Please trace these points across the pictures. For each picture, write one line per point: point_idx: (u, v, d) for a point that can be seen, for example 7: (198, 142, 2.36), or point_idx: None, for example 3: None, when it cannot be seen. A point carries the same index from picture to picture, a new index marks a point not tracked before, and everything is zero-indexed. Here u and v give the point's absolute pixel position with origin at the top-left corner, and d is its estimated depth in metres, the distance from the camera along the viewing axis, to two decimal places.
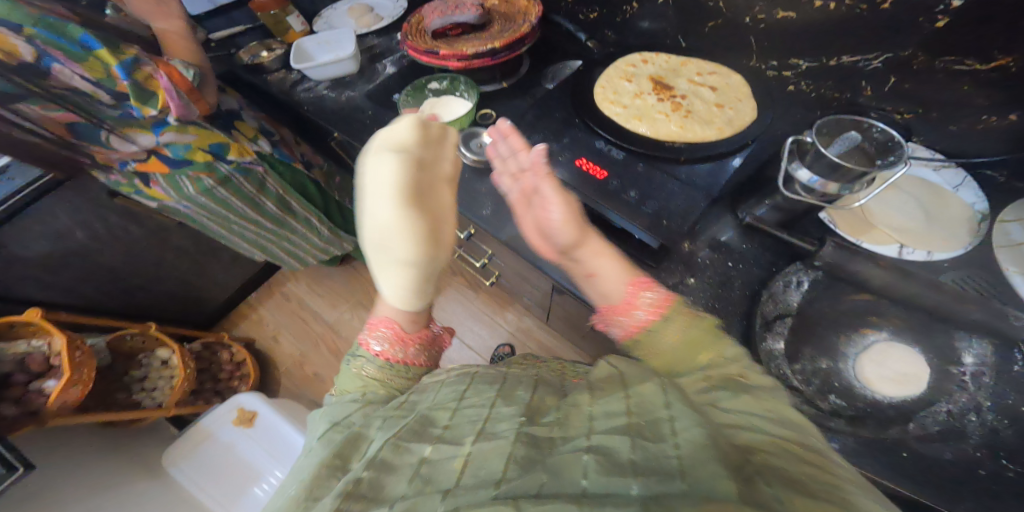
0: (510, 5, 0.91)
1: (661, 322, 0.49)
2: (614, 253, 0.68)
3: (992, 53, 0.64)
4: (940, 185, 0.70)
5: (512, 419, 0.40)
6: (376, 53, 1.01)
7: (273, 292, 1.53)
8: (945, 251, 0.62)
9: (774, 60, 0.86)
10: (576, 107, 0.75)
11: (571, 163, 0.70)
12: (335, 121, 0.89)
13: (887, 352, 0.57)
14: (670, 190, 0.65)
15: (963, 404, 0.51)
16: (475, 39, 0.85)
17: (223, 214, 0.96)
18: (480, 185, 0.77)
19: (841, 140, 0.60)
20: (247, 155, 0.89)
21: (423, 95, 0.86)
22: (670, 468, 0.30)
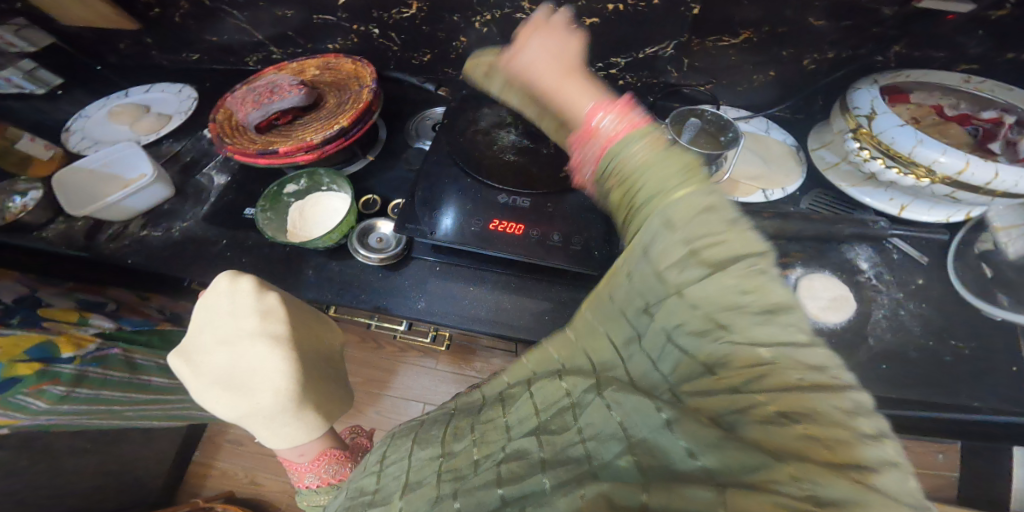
0: (335, 73, 0.81)
1: (622, 146, 0.38)
2: (562, 290, 0.69)
3: (738, 28, 0.78)
4: (756, 132, 0.85)
5: (434, 462, 0.36)
6: (190, 162, 0.81)
7: (219, 444, 1.20)
8: (792, 182, 0.77)
9: (599, 62, 0.91)
10: (462, 165, 0.72)
11: (486, 229, 0.66)
12: (177, 264, 0.69)
13: (812, 285, 0.65)
14: (591, 217, 0.67)
15: (890, 304, 0.64)
16: (314, 121, 0.74)
17: (102, 412, 0.68)
18: (398, 281, 0.70)
19: (688, 129, 0.74)
20: (89, 342, 0.61)
21: (282, 202, 0.72)
22: (582, 468, 0.29)
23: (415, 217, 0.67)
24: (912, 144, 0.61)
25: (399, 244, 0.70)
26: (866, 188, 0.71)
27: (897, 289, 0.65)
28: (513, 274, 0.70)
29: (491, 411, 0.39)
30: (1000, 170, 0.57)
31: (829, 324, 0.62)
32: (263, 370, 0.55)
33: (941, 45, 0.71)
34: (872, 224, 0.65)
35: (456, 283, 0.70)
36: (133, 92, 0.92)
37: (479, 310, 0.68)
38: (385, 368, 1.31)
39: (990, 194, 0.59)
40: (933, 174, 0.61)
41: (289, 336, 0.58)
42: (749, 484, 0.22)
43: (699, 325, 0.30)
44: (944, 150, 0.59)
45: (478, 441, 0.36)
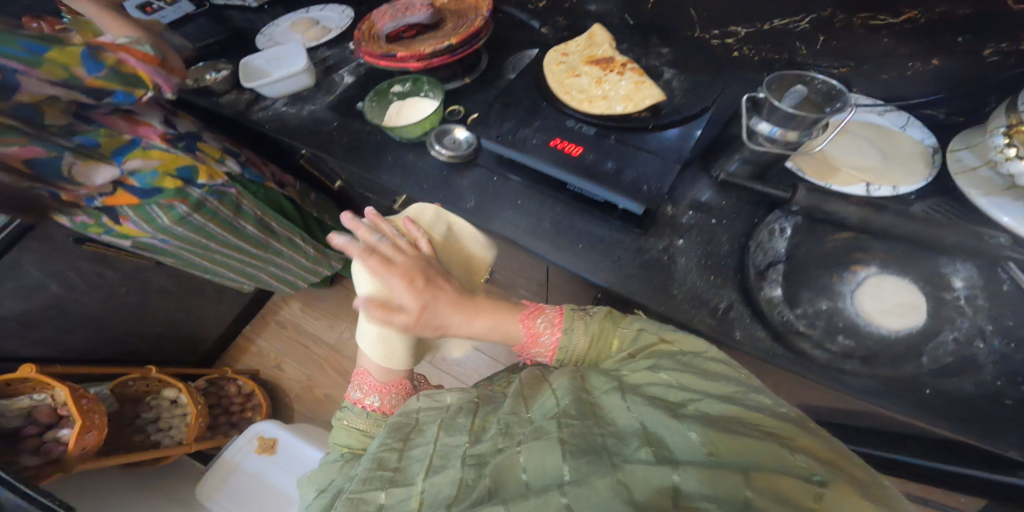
0: (459, 4, 0.90)
1: (568, 338, 0.59)
2: (602, 226, 0.69)
3: (902, 7, 0.69)
4: (888, 126, 0.71)
5: (461, 440, 0.47)
6: (331, 66, 0.98)
7: (267, 322, 1.50)
8: (909, 184, 0.64)
9: (716, 28, 0.85)
10: (541, 92, 0.73)
11: (545, 144, 0.67)
12: (299, 135, 0.86)
13: (877, 286, 0.60)
14: (648, 155, 0.63)
15: (969, 330, 0.55)
16: (431, 37, 0.84)
17: (205, 241, 0.91)
18: (456, 180, 0.75)
19: (791, 94, 0.62)
20: (218, 178, 0.84)
21: (387, 99, 0.84)
22: (590, 453, 0.36)
23: (485, 123, 0.70)
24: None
25: (471, 149, 0.76)
26: (1001, 200, 0.59)
27: (986, 319, 0.56)
28: (560, 199, 0.71)
29: (514, 408, 0.49)
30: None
31: (883, 329, 0.57)
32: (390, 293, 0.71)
33: None
34: (987, 238, 0.57)
35: (505, 196, 0.74)
36: (312, 10, 1.12)
37: (514, 224, 0.71)
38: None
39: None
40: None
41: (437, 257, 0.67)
42: (761, 468, 0.31)
43: (675, 375, 0.45)
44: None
45: (502, 433, 0.45)
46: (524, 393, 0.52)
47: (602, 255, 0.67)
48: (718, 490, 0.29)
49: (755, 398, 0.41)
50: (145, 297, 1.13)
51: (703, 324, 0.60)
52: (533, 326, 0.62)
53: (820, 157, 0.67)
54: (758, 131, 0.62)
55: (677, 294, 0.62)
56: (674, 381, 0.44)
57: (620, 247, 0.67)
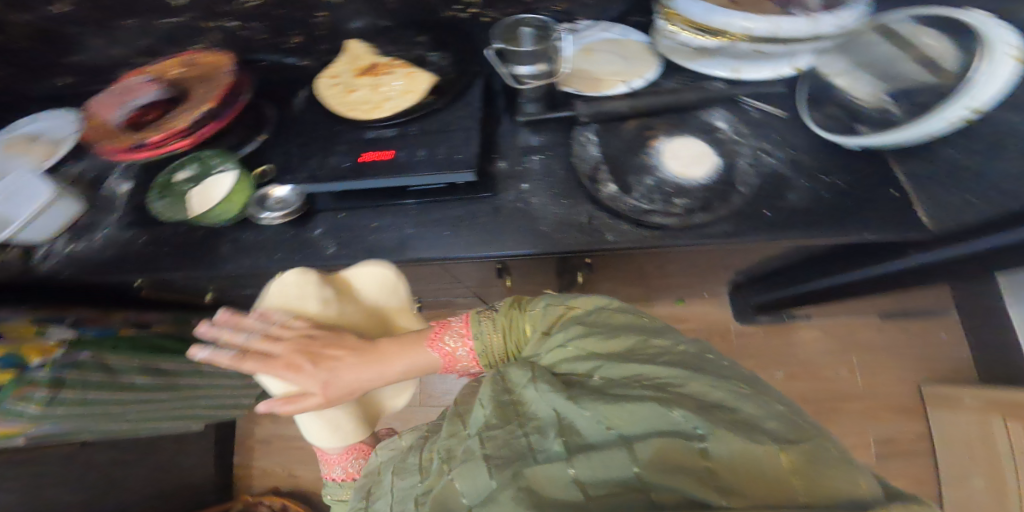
0: (196, 67, 0.86)
1: (478, 332, 0.67)
2: (457, 208, 0.74)
3: None
4: (617, 37, 0.81)
5: (415, 478, 0.52)
6: (94, 179, 0.88)
7: (251, 447, 1.41)
8: (650, 69, 0.76)
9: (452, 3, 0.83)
10: (329, 118, 0.73)
11: (358, 164, 0.67)
12: (113, 268, 0.77)
13: (672, 148, 0.70)
14: (452, 129, 0.67)
15: (754, 154, 0.68)
16: (182, 109, 0.80)
17: (100, 412, 0.80)
18: (304, 233, 0.76)
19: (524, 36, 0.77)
20: (53, 350, 0.74)
21: (177, 187, 0.82)
22: (488, 462, 0.39)
23: (292, 170, 0.69)
24: (704, 13, 0.63)
25: (298, 195, 0.76)
26: (703, 61, 0.71)
27: (756, 138, 0.69)
28: (407, 204, 0.75)
29: (452, 429, 0.52)
30: (779, 21, 0.58)
31: (696, 179, 0.67)
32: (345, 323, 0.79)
33: None
34: (711, 87, 0.71)
35: (362, 223, 0.77)
36: (21, 127, 0.96)
37: (383, 244, 0.74)
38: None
39: (785, 43, 0.61)
40: (732, 35, 0.62)
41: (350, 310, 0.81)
42: (663, 435, 0.33)
43: (619, 367, 0.44)
44: (731, 12, 0.60)
45: (440, 455, 0.49)
46: (458, 416, 0.54)
47: (472, 231, 0.73)
48: (606, 471, 0.33)
49: (649, 349, 0.45)
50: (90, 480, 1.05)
51: (575, 241, 0.68)
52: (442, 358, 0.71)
53: (584, 76, 0.77)
54: (521, 74, 0.74)
55: (548, 230, 0.70)
56: (587, 347, 0.48)
57: (481, 217, 0.73)
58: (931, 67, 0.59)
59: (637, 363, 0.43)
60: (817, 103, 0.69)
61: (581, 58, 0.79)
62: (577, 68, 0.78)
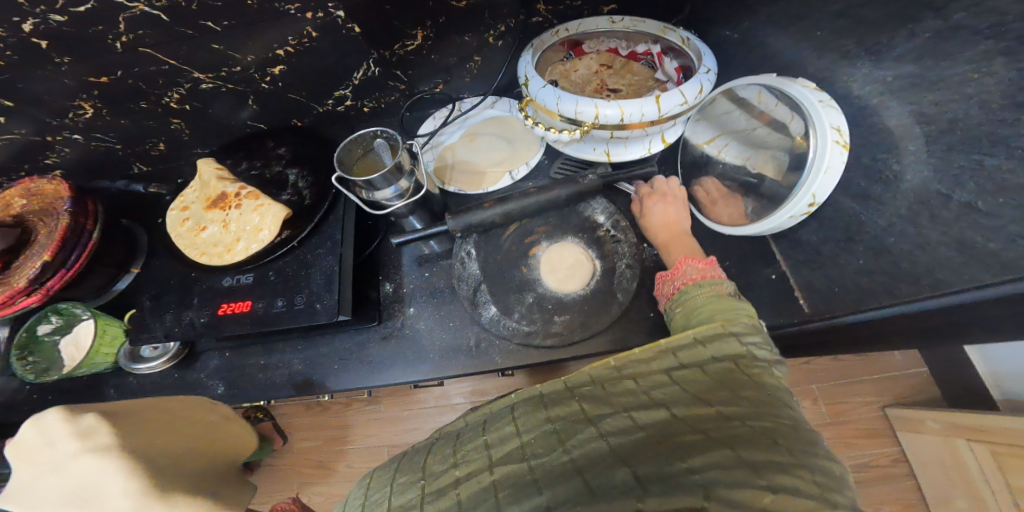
0: (40, 198, 0.69)
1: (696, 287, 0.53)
2: (350, 335, 0.73)
3: (408, 31, 0.67)
4: (503, 114, 0.81)
5: (415, 486, 0.39)
6: None
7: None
8: (534, 153, 0.75)
9: (329, 99, 0.78)
10: (183, 261, 0.67)
11: (215, 318, 0.63)
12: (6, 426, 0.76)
13: (552, 257, 0.67)
14: (314, 268, 0.64)
15: (632, 253, 0.64)
16: (21, 260, 0.64)
17: None
18: (194, 375, 0.75)
19: (383, 150, 0.65)
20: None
21: (47, 340, 0.74)
22: (535, 479, 0.35)
23: (145, 327, 0.64)
24: (554, 102, 0.54)
25: (179, 346, 0.74)
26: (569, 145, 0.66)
27: (635, 234, 0.65)
28: (293, 337, 0.73)
29: (470, 435, 0.43)
30: (624, 105, 0.52)
31: (573, 291, 0.65)
32: (99, 491, 0.53)
33: None
34: (581, 179, 0.64)
35: (250, 361, 0.75)
36: None
37: (274, 382, 0.73)
38: (335, 425, 1.38)
39: (638, 127, 0.55)
40: (586, 124, 0.55)
41: (121, 441, 0.56)
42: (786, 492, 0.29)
43: (703, 378, 0.40)
44: (577, 99, 0.53)
45: (458, 462, 0.40)
46: (482, 420, 0.45)
47: (357, 363, 0.71)
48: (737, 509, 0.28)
49: (753, 376, 0.40)
50: None
51: (456, 365, 0.67)
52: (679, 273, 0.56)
53: (468, 169, 0.77)
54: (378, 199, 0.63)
55: (434, 355, 0.69)
56: (684, 367, 0.41)
57: (368, 345, 0.72)
58: (784, 130, 0.55)
59: (725, 369, 0.41)
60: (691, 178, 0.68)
61: (466, 144, 0.79)
62: (463, 158, 0.78)
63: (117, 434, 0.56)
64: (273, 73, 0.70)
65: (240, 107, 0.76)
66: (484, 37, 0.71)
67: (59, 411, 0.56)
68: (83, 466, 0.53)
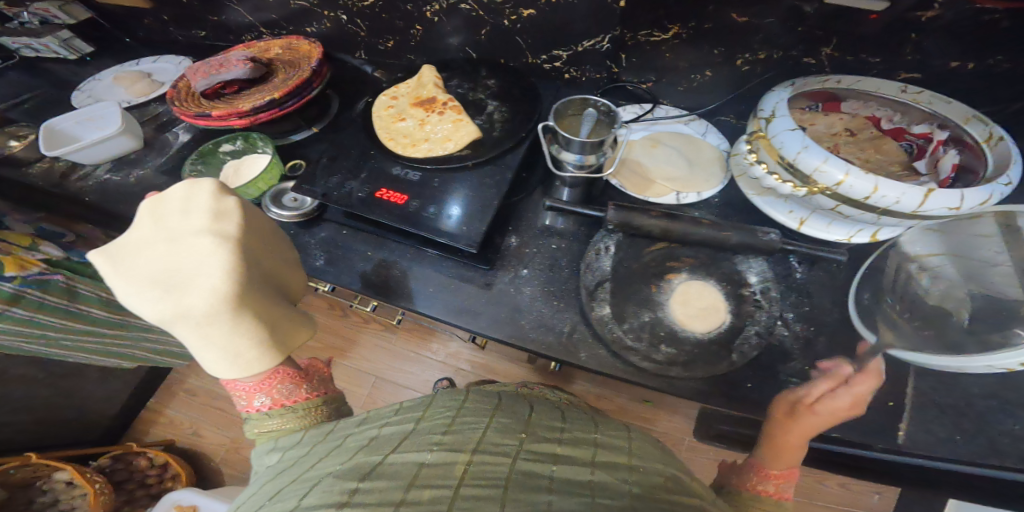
0: (290, 57, 0.89)
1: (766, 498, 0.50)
2: (459, 268, 0.74)
3: (666, 23, 0.74)
4: (692, 134, 0.81)
5: (515, 435, 0.44)
6: (165, 123, 0.93)
7: (175, 393, 1.17)
8: (711, 188, 0.74)
9: (543, 54, 0.89)
10: (370, 139, 0.74)
11: (371, 196, 0.68)
12: (132, 206, 0.80)
13: (689, 291, 0.65)
14: (473, 195, 0.67)
15: (768, 321, 0.60)
16: (257, 93, 0.81)
17: (38, 336, 0.75)
18: (309, 237, 0.78)
19: (585, 120, 0.67)
20: (33, 266, 0.71)
21: (217, 157, 0.79)
22: (622, 496, 0.37)
23: (311, 180, 0.70)
24: (797, 150, 0.55)
25: (316, 206, 0.78)
26: (768, 198, 0.64)
27: (784, 307, 0.61)
28: (408, 245, 0.76)
29: (577, 430, 0.49)
30: (880, 182, 0.50)
31: (698, 333, 0.61)
32: (201, 267, 0.58)
33: (877, 50, 0.62)
34: (761, 235, 0.61)
35: (357, 248, 0.77)
36: (142, 62, 1.07)
37: (368, 278, 0.74)
38: (346, 335, 1.39)
39: (874, 212, 0.52)
40: (818, 185, 0.54)
41: (233, 239, 0.60)
42: None
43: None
44: (826, 157, 0.52)
45: (563, 442, 0.45)
46: (586, 422, 0.52)
47: (453, 296, 0.72)
48: None
49: None
50: None
51: (540, 340, 0.67)
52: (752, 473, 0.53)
53: (638, 172, 0.76)
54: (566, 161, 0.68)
55: (527, 324, 0.68)
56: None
57: (469, 284, 0.72)
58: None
59: None
60: (865, 279, 0.61)
61: (646, 147, 0.80)
62: (638, 159, 0.78)
63: (239, 223, 0.62)
64: (521, 14, 0.83)
65: (467, 32, 0.92)
66: (734, 57, 0.74)
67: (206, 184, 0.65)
68: (200, 239, 0.59)
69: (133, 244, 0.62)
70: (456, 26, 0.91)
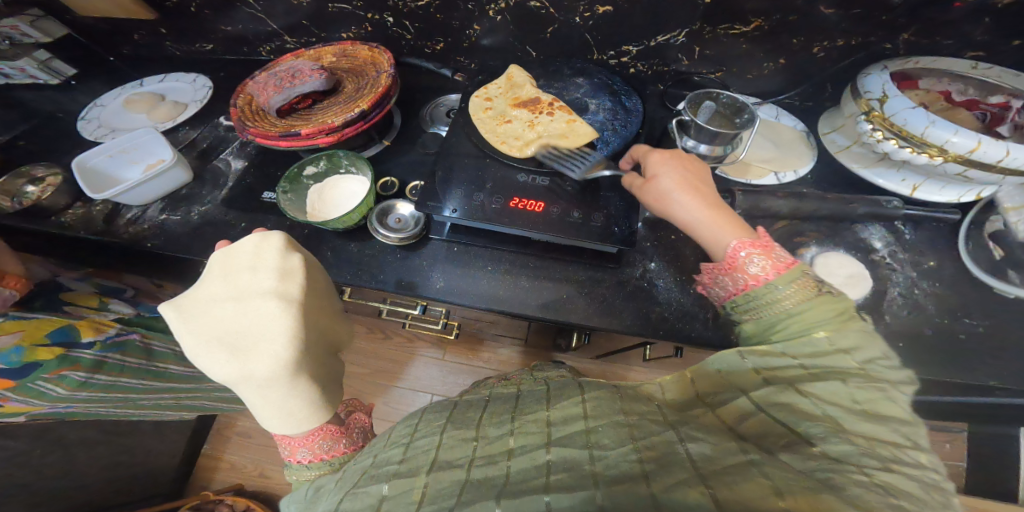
0: (350, 61, 0.85)
1: (772, 289, 0.49)
2: (585, 270, 0.72)
3: (749, 17, 0.80)
4: (768, 118, 0.86)
5: (467, 445, 0.40)
6: (207, 149, 0.82)
7: (227, 437, 1.18)
8: (804, 165, 0.79)
9: (611, 50, 0.91)
10: (482, 149, 0.73)
11: (507, 207, 0.68)
12: (203, 247, 0.70)
13: (828, 263, 0.68)
14: (612, 194, 0.68)
15: (904, 282, 0.67)
16: (334, 106, 0.76)
17: (118, 399, 0.70)
18: (419, 259, 0.72)
19: (704, 110, 0.73)
20: (109, 327, 0.64)
21: (302, 184, 0.74)
22: (585, 469, 0.35)
23: (434, 196, 0.69)
24: (925, 125, 0.63)
25: (421, 224, 0.73)
26: (879, 170, 0.74)
27: (910, 267, 0.68)
28: (531, 253, 0.73)
29: (530, 408, 0.43)
30: (984, 140, 0.60)
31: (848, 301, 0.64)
32: (268, 331, 0.50)
33: (948, 32, 0.74)
34: (885, 204, 0.68)
35: (475, 262, 0.73)
36: (148, 82, 0.95)
37: (499, 293, 0.71)
38: (393, 358, 1.31)
39: (1002, 173, 0.61)
40: (947, 153, 0.63)
41: (302, 301, 0.52)
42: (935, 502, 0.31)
43: (800, 410, 0.39)
44: (956, 130, 0.61)
45: (515, 431, 0.40)
46: (544, 392, 0.46)
47: (590, 300, 0.70)
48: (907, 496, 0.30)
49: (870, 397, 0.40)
50: (62, 460, 0.83)
51: (700, 332, 0.66)
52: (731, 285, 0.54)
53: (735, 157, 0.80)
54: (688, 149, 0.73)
55: (672, 317, 0.68)
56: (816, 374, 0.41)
57: (604, 287, 0.71)
58: None
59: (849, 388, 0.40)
60: (972, 233, 0.69)
61: None
62: None
63: (307, 283, 0.54)
64: (595, 11, 0.84)
65: (533, 33, 0.90)
66: (811, 45, 0.82)
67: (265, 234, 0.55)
68: (265, 302, 0.51)
69: (180, 300, 0.51)
70: (521, 27, 0.89)
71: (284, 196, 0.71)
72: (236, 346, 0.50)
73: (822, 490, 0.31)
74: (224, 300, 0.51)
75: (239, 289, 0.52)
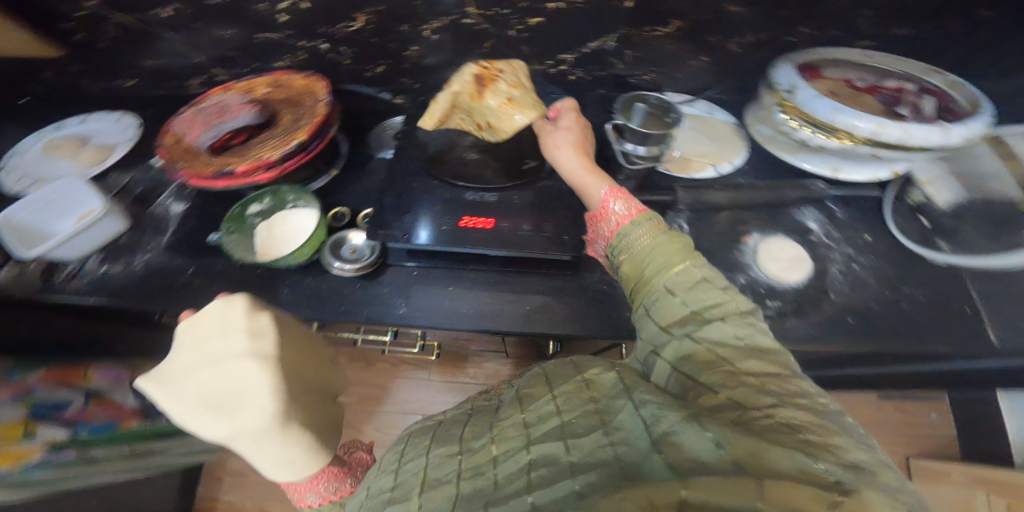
0: (285, 89, 0.82)
1: (631, 227, 0.54)
2: (542, 279, 0.73)
3: (670, 19, 0.84)
4: (700, 113, 0.90)
5: (452, 460, 0.38)
6: (143, 195, 0.79)
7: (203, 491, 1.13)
8: (737, 155, 0.83)
9: (549, 60, 0.93)
10: (426, 171, 0.74)
11: (456, 226, 0.68)
12: (145, 299, 0.66)
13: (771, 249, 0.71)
14: (558, 203, 0.70)
15: (840, 259, 0.71)
16: (269, 138, 0.75)
17: (50, 491, 0.66)
18: (378, 288, 0.72)
19: (636, 114, 0.80)
20: (32, 454, 0.56)
21: (247, 222, 0.73)
22: (563, 460, 0.34)
23: (384, 223, 0.69)
24: (834, 111, 0.67)
25: (375, 251, 0.72)
26: (804, 155, 0.78)
27: (846, 244, 0.72)
28: (489, 268, 0.73)
29: (508, 412, 0.43)
30: (884, 123, 0.65)
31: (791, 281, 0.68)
32: (249, 390, 0.48)
33: (839, 25, 0.79)
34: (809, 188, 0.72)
35: (436, 283, 0.73)
36: (65, 124, 0.90)
37: (460, 310, 0.71)
38: (376, 386, 1.28)
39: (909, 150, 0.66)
40: (857, 137, 0.67)
41: (279, 357, 0.50)
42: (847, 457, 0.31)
43: (741, 346, 0.40)
44: (859, 116, 0.65)
45: (497, 438, 0.39)
46: (518, 394, 0.45)
47: (553, 308, 0.71)
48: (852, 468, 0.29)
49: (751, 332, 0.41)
50: None
51: None
52: (605, 212, 0.58)
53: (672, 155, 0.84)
54: (628, 152, 0.79)
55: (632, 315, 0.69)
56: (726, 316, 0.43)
57: (564, 294, 0.72)
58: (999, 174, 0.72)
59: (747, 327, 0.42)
60: (898, 206, 0.75)
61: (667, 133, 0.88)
62: None
63: (281, 337, 0.52)
64: (527, 23, 0.85)
65: (471, 49, 0.91)
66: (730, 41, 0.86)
67: (228, 297, 0.53)
68: (240, 364, 0.49)
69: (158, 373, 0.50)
70: (459, 43, 0.89)
71: (229, 237, 0.71)
72: (221, 408, 0.48)
73: (751, 436, 0.31)
74: (202, 367, 0.49)
75: (214, 355, 0.50)
